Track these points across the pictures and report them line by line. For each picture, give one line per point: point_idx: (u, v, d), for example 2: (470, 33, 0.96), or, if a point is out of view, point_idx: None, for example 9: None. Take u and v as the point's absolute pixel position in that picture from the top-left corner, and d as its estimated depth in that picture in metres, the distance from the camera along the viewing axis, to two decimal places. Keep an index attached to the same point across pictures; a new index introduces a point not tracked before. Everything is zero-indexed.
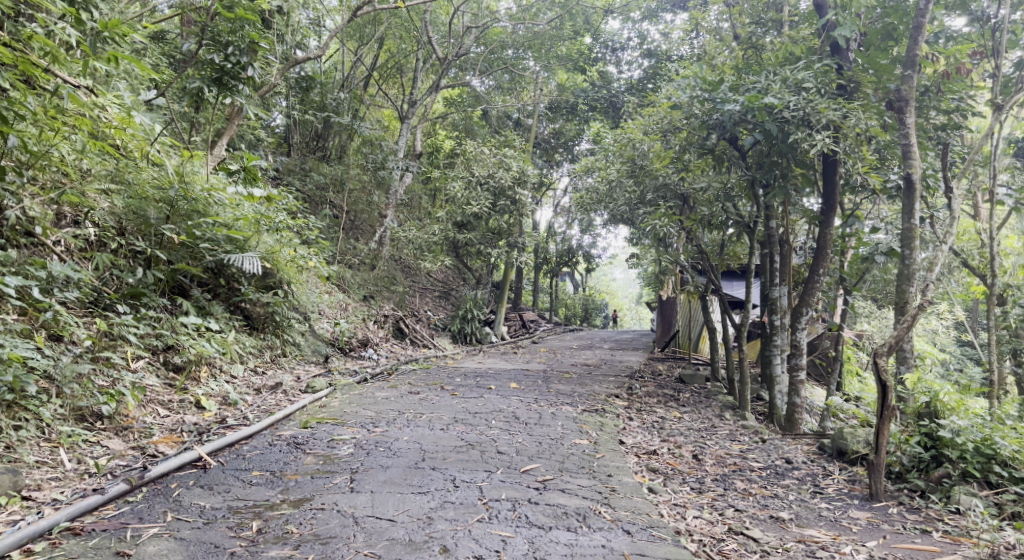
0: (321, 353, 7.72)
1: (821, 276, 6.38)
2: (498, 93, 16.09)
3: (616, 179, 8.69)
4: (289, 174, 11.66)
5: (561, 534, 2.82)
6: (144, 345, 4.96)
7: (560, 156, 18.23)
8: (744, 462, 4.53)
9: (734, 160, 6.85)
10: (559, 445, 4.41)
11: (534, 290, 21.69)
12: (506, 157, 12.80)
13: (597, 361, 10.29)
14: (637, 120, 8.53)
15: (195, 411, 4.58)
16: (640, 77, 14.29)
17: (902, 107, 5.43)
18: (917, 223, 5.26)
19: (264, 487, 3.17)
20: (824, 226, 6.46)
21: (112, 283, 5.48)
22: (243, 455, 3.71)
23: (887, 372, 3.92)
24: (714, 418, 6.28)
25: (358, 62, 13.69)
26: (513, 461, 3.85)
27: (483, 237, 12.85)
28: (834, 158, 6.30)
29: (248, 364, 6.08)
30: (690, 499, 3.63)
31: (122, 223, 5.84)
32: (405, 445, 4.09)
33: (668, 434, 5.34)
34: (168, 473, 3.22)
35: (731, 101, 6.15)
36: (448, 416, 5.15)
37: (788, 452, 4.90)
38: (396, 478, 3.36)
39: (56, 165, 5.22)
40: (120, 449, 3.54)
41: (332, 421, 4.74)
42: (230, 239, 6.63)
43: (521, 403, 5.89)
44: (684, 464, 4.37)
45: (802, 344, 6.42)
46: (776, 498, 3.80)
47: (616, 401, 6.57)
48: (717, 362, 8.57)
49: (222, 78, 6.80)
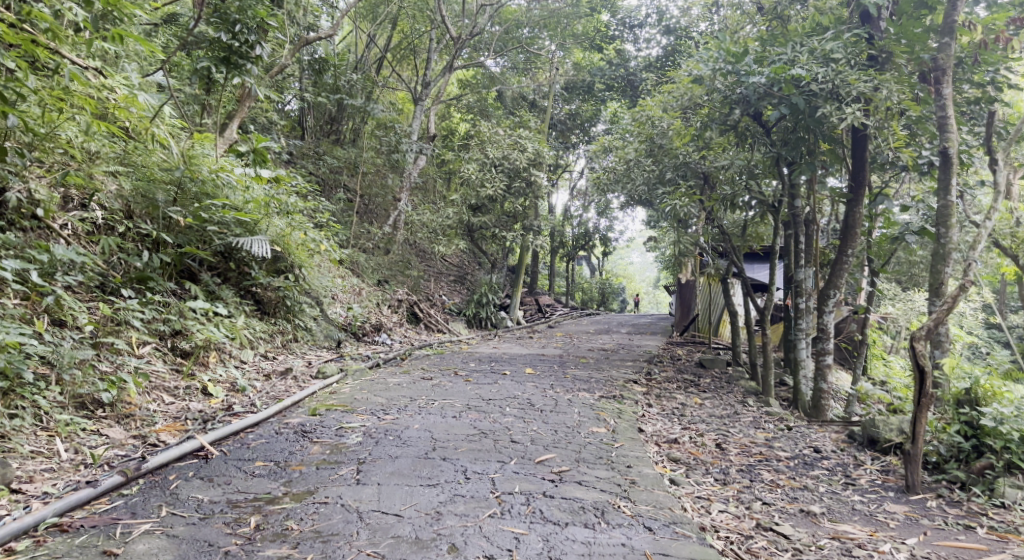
0: (333, 338, 7.62)
1: (850, 256, 6.06)
2: (513, 73, 15.81)
3: (634, 158, 8.47)
4: (302, 158, 11.50)
5: (578, 531, 2.65)
6: (150, 331, 4.86)
7: (577, 137, 17.91)
8: (770, 451, 4.32)
9: (757, 136, 6.56)
10: (575, 433, 4.24)
11: (550, 274, 21.45)
12: (521, 138, 12.50)
13: (613, 346, 10.10)
14: (656, 96, 8.24)
15: (201, 397, 4.47)
16: (659, 55, 13.88)
17: (939, 77, 5.09)
18: (955, 199, 4.90)
19: (267, 479, 3.04)
20: (853, 205, 6.12)
21: (119, 267, 5.37)
22: (248, 444, 3.58)
23: (925, 358, 3.66)
24: (736, 404, 6.07)
25: (370, 43, 13.45)
26: (527, 450, 3.68)
27: (499, 220, 12.68)
28: (864, 133, 5.96)
29: (259, 349, 6.00)
30: (715, 491, 3.44)
31: (130, 206, 5.72)
32: (415, 434, 3.93)
33: (689, 421, 5.15)
34: (167, 463, 3.11)
35: (756, 74, 5.87)
36: (462, 402, 4.99)
37: (816, 440, 4.68)
38: (405, 470, 3.20)
39: (61, 146, 5.10)
40: (121, 438, 3.44)
41: (342, 408, 4.61)
42: (239, 222, 6.50)
43: (536, 389, 5.74)
44: (707, 453, 4.18)
45: (829, 328, 6.14)
46: (806, 490, 3.59)
47: (634, 386, 6.37)
48: (738, 346, 8.32)
49: (230, 57, 6.65)
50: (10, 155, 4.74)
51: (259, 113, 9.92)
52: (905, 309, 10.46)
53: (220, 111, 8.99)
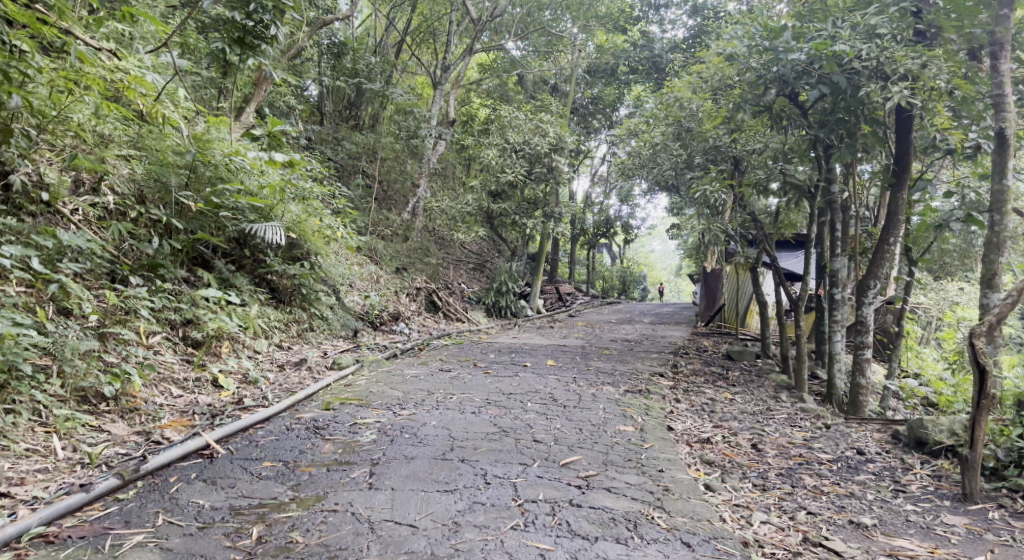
0: (350, 327, 7.44)
1: (892, 244, 5.65)
2: (535, 57, 15.44)
3: (661, 142, 8.16)
4: (321, 143, 11.35)
5: (610, 548, 2.43)
6: (160, 320, 4.73)
7: (599, 122, 17.54)
8: (810, 453, 4.03)
9: (794, 119, 6.16)
10: (601, 432, 3.99)
11: (571, 262, 21.12)
12: (542, 123, 12.14)
13: (637, 336, 9.84)
14: (684, 77, 7.90)
15: (212, 390, 4.32)
16: (684, 36, 13.42)
17: (997, 52, 4.60)
18: (1011, 182, 4.44)
19: (274, 482, 2.84)
20: (896, 190, 5.72)
21: (130, 254, 5.22)
22: (256, 441, 3.40)
23: (986, 356, 3.34)
24: (769, 400, 5.78)
25: (389, 27, 13.21)
26: (551, 452, 3.45)
27: (518, 207, 12.21)
28: (909, 113, 5.53)
29: (273, 339, 5.84)
30: (754, 499, 3.19)
31: (141, 191, 5.57)
32: (432, 432, 3.72)
33: (720, 418, 4.88)
34: (169, 464, 2.94)
35: (796, 50, 5.40)
36: (481, 397, 4.78)
37: (858, 441, 4.37)
38: (421, 473, 2.99)
39: (69, 128, 4.95)
40: (123, 434, 3.29)
41: (357, 402, 4.42)
42: (254, 208, 6.34)
43: (559, 383, 5.51)
44: (743, 455, 3.91)
45: (869, 320, 5.77)
46: (853, 498, 3.31)
47: (661, 380, 6.11)
48: (768, 338, 8.00)
49: (244, 37, 6.40)
50: (16, 137, 4.60)
51: (276, 98, 9.73)
52: (937, 299, 10.08)
53: (237, 95, 8.84)
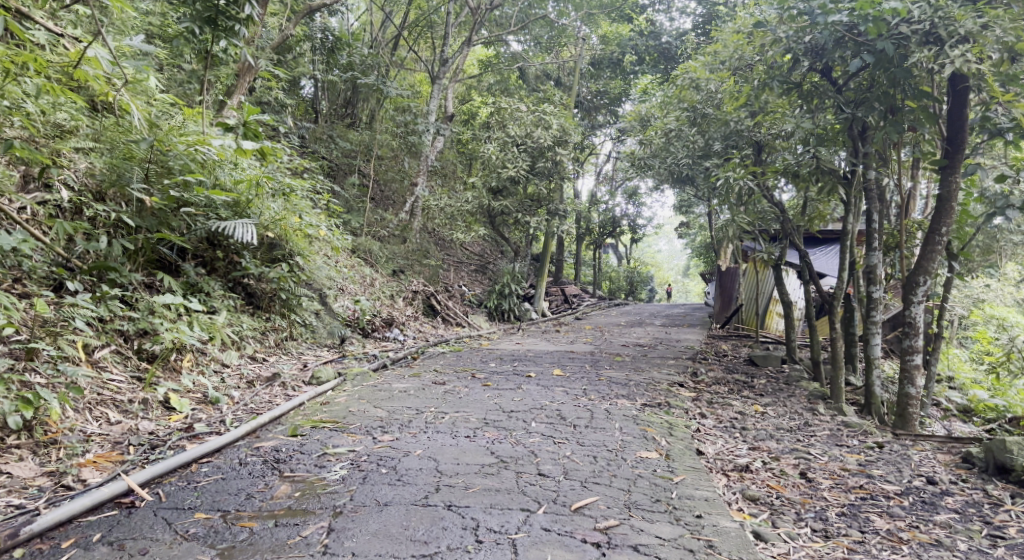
0: (336, 335, 6.81)
1: (944, 236, 4.88)
2: (536, 50, 14.67)
3: (676, 128, 7.50)
4: (314, 141, 10.77)
5: None
6: (108, 331, 4.11)
7: (604, 118, 16.73)
8: (872, 484, 3.34)
9: (827, 95, 5.38)
10: (620, 462, 3.30)
11: (577, 263, 20.45)
12: (544, 114, 11.35)
13: (652, 340, 9.15)
14: (700, 57, 7.21)
15: (161, 413, 3.69)
16: (694, 23, 12.64)
17: None
18: None
19: (201, 545, 2.32)
20: (947, 173, 4.94)
21: (84, 257, 4.60)
22: (195, 483, 2.79)
23: None
24: (804, 413, 5.11)
25: (386, 20, 12.56)
26: (560, 491, 2.80)
27: (521, 204, 11.59)
28: (965, 84, 4.78)
29: (246, 350, 5.23)
30: (818, 552, 2.56)
31: (99, 186, 4.92)
32: (415, 465, 3.06)
33: (755, 438, 4.19)
34: (71, 518, 2.43)
35: (834, 12, 4.67)
36: (477, 417, 4.10)
37: (922, 464, 3.67)
38: (393, 529, 2.40)
39: (15, 117, 4.39)
40: (26, 478, 2.73)
41: (331, 425, 3.76)
42: (227, 204, 5.70)
43: (567, 397, 4.83)
44: (792, 489, 3.23)
45: (919, 322, 5.00)
46: (941, 548, 2.64)
47: (681, 391, 5.44)
48: (795, 341, 7.30)
49: (216, 17, 5.56)
50: None
51: (263, 92, 9.11)
52: (965, 296, 9.36)
53: (220, 89, 8.23)
